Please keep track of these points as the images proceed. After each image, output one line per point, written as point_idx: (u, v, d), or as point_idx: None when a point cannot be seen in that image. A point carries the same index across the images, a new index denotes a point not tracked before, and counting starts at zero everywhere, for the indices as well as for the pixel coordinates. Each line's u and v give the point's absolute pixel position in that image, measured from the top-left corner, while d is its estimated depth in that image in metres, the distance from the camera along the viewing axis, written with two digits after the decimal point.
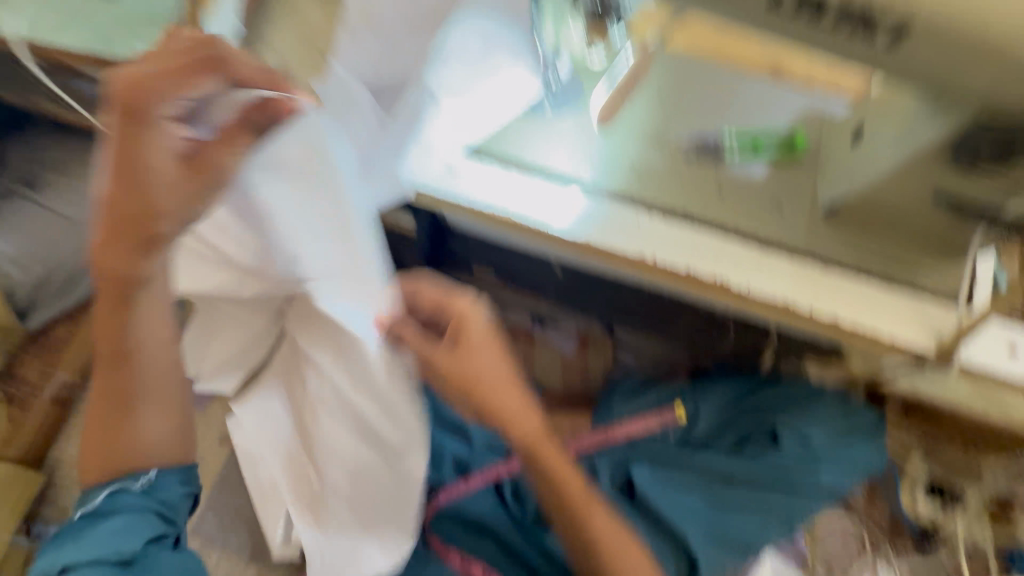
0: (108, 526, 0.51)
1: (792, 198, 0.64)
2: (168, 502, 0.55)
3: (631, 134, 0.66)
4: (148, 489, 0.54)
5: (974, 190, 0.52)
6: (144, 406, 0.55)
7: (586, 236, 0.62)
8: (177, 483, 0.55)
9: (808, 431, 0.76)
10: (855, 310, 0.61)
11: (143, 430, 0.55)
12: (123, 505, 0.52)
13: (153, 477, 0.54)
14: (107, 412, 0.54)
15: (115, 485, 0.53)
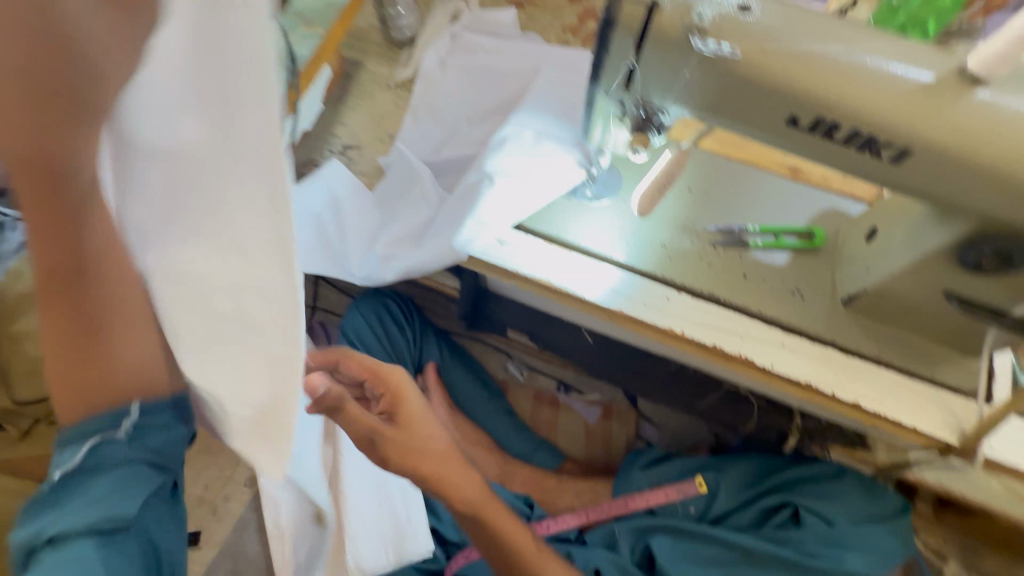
0: (91, 497, 0.37)
1: (813, 286, 0.70)
2: (154, 455, 0.39)
3: (665, 220, 0.73)
4: (134, 437, 0.39)
5: (981, 293, 0.57)
6: (117, 328, 0.37)
7: (620, 308, 0.68)
8: (163, 424, 0.40)
9: (832, 514, 0.76)
10: (876, 395, 0.64)
11: (126, 356, 0.38)
12: (106, 462, 0.38)
13: (135, 420, 0.39)
14: (65, 334, 0.37)
15: (96, 438, 0.38)
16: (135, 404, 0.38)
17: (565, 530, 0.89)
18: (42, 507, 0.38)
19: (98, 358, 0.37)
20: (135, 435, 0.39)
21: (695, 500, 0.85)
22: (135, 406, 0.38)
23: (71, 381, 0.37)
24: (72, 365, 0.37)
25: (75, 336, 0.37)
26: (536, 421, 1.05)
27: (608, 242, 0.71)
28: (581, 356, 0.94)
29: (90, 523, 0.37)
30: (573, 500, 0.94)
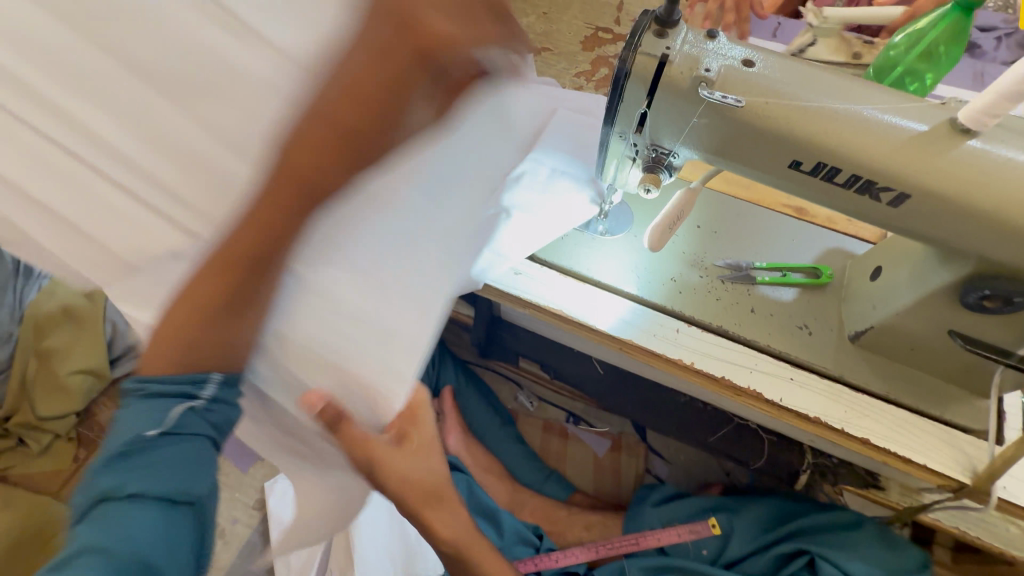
0: (175, 446, 0.55)
1: (820, 322, 0.72)
2: (213, 424, 0.58)
3: (674, 255, 0.76)
4: (205, 408, 0.58)
5: (983, 330, 0.60)
6: (250, 317, 0.62)
7: (631, 338, 0.70)
8: (228, 399, 0.60)
9: (851, 566, 0.75)
10: (888, 433, 0.64)
11: (251, 337, 0.62)
12: (187, 422, 0.56)
13: (213, 394, 0.58)
14: (216, 317, 0.60)
15: (185, 403, 0.56)
16: (216, 375, 0.59)
17: (573, 564, 0.88)
18: (131, 451, 0.53)
19: (230, 336, 0.60)
20: (206, 405, 0.58)
21: (708, 543, 0.85)
22: (214, 374, 0.58)
23: (198, 330, 0.59)
24: (222, 322, 0.60)
25: (229, 312, 0.60)
26: (546, 451, 1.05)
27: (618, 274, 0.74)
28: (590, 387, 0.95)
29: (168, 468, 0.54)
30: (582, 532, 0.93)
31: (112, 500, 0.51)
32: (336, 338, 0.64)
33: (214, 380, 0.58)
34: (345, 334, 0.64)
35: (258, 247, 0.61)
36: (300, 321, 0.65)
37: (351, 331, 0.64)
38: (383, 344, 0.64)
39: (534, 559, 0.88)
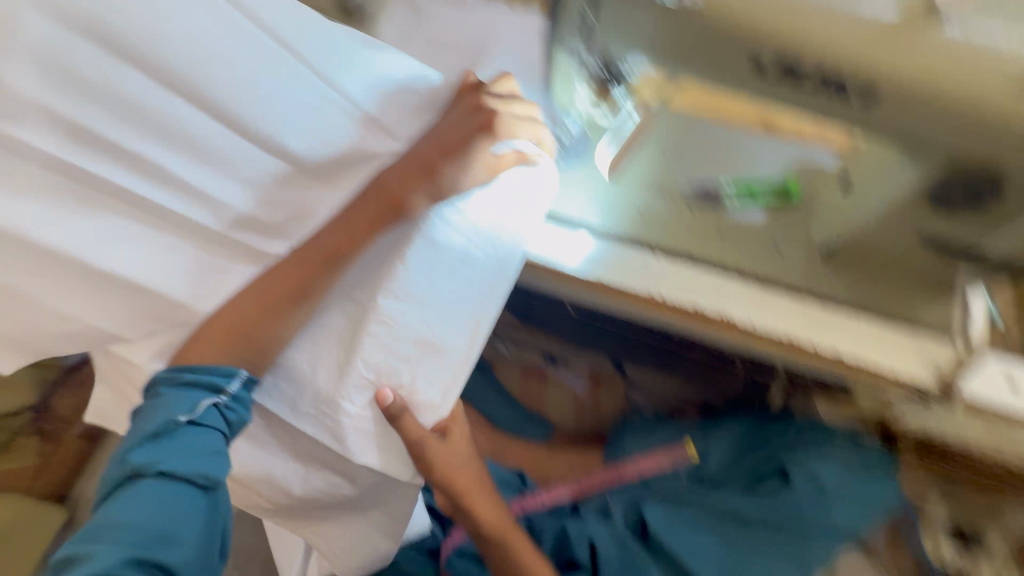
0: (197, 434, 0.57)
1: (789, 240, 0.69)
2: (232, 421, 0.60)
3: (638, 183, 0.72)
4: (231, 404, 0.60)
5: (960, 231, 0.56)
6: (296, 311, 0.61)
7: (596, 276, 0.67)
8: (247, 404, 0.62)
9: (826, 477, 0.77)
10: (857, 344, 0.64)
11: (286, 329, 0.62)
12: (209, 416, 0.58)
13: (238, 392, 0.61)
14: (287, 306, 0.61)
15: (210, 397, 0.59)
16: (242, 372, 0.61)
17: (559, 501, 0.90)
18: (162, 434, 0.55)
19: (275, 328, 0.61)
20: (228, 402, 0.60)
21: (688, 469, 0.88)
22: (241, 371, 0.61)
23: (227, 332, 0.60)
24: (267, 322, 0.61)
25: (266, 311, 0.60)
26: (527, 395, 1.06)
27: (581, 209, 0.70)
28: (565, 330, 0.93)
29: (192, 454, 0.56)
30: (565, 473, 0.96)
31: (144, 477, 0.54)
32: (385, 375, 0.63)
33: (241, 376, 0.61)
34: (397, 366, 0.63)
35: (343, 252, 0.61)
36: (353, 367, 0.62)
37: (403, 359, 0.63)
38: (434, 371, 0.65)
39: (518, 500, 0.88)
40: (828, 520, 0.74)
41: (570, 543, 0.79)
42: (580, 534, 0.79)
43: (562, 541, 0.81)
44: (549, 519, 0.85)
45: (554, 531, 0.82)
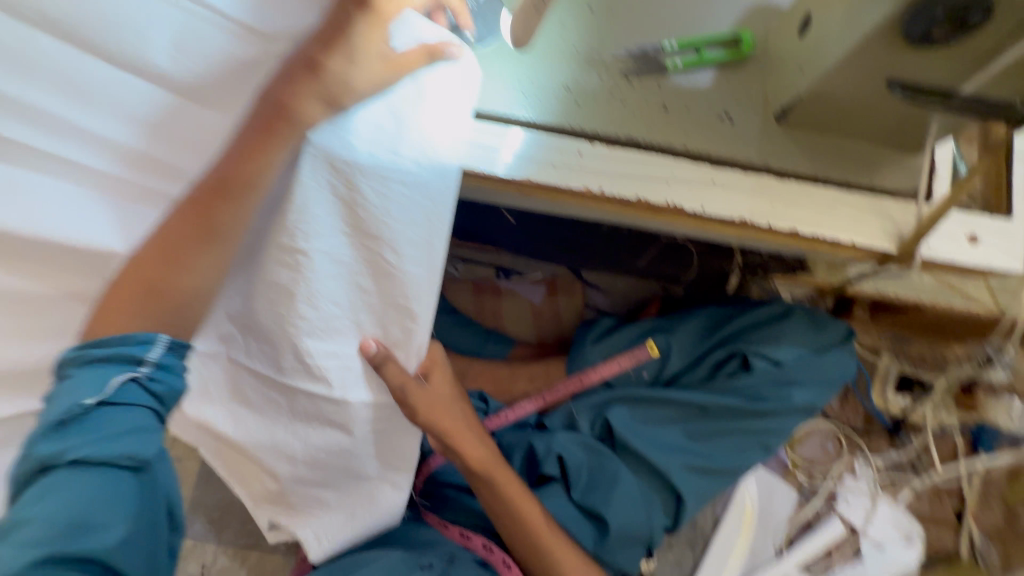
0: (116, 417, 0.46)
1: (742, 105, 0.60)
2: (160, 396, 0.49)
3: (566, 57, 0.60)
4: (152, 375, 0.49)
5: (933, 70, 0.47)
6: (196, 259, 0.51)
7: (526, 177, 0.58)
8: (179, 369, 0.51)
9: (779, 356, 0.81)
10: (815, 218, 0.59)
11: (194, 277, 0.52)
12: (127, 394, 0.47)
13: (160, 357, 0.50)
14: (187, 253, 0.51)
15: (126, 373, 0.48)
16: (164, 338, 0.50)
17: (525, 416, 0.89)
18: (68, 421, 0.45)
19: (175, 283, 0.51)
20: (152, 375, 0.49)
21: (648, 366, 0.87)
22: (163, 338, 0.50)
23: (140, 285, 0.51)
24: (172, 270, 0.51)
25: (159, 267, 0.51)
26: (481, 312, 1.00)
27: (500, 96, 0.59)
28: (504, 237, 0.83)
29: (112, 441, 0.46)
30: (528, 385, 0.94)
31: (55, 469, 0.44)
32: (356, 309, 0.59)
33: (161, 344, 0.50)
34: (365, 299, 0.59)
35: (241, 181, 0.50)
36: (311, 311, 0.57)
37: (368, 293, 0.58)
38: (405, 303, 0.59)
39: (487, 421, 0.88)
40: (780, 393, 0.80)
41: (539, 461, 0.81)
42: (549, 450, 0.81)
43: (533, 457, 0.83)
44: (517, 435, 0.87)
45: (523, 448, 0.83)
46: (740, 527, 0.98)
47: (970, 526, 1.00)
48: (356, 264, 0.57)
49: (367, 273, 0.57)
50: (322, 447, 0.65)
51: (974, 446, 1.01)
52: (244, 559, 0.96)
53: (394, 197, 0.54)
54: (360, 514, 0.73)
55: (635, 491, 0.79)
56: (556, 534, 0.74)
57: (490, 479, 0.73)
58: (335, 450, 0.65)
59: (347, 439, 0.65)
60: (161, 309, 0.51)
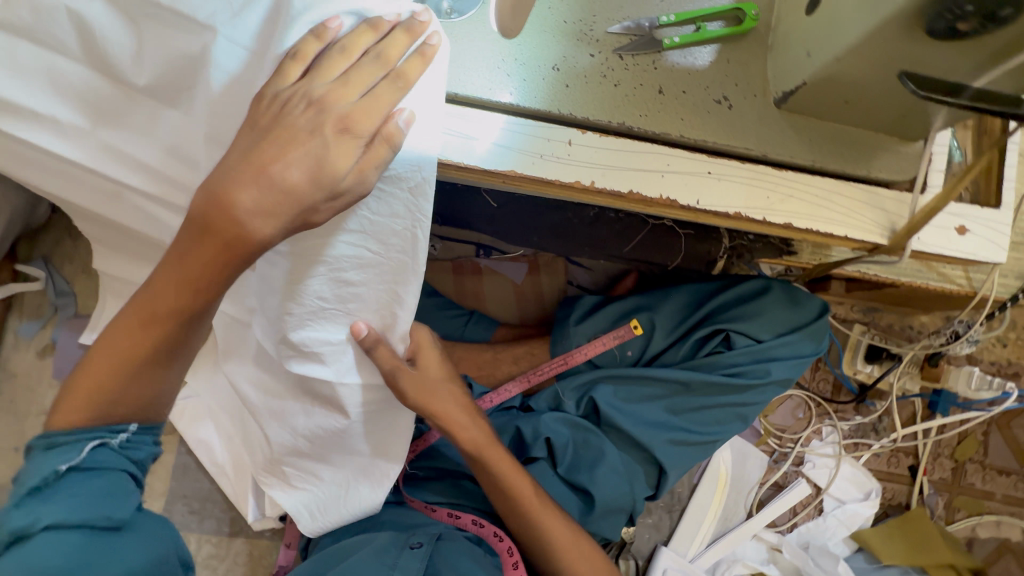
0: (91, 481, 0.49)
1: (741, 88, 0.56)
2: (136, 460, 0.53)
3: (555, 33, 0.55)
4: (124, 445, 0.52)
5: (940, 67, 0.45)
6: (167, 368, 0.54)
7: (512, 169, 0.54)
8: (150, 441, 0.55)
9: (759, 332, 0.81)
10: (811, 208, 0.57)
11: (165, 382, 0.54)
12: (100, 458, 0.50)
13: (131, 433, 0.53)
14: (150, 365, 0.52)
15: (96, 439, 0.50)
16: (133, 424, 0.53)
17: (510, 399, 0.88)
18: (42, 489, 0.47)
19: (149, 389, 0.53)
20: (123, 443, 0.52)
21: (633, 344, 0.86)
22: (131, 424, 0.53)
23: (91, 396, 0.51)
24: (127, 386, 0.52)
25: (125, 379, 0.52)
26: (462, 293, 0.97)
27: (484, 80, 0.54)
28: (485, 228, 0.79)
29: (89, 502, 0.48)
30: (512, 367, 0.92)
31: (30, 537, 0.45)
32: (344, 301, 0.58)
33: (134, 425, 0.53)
34: (353, 291, 0.58)
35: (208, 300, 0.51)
36: (305, 308, 0.57)
37: (355, 285, 0.58)
38: (397, 290, 0.59)
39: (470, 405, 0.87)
40: (760, 368, 0.81)
41: (527, 444, 0.81)
42: (536, 433, 0.81)
43: (519, 440, 0.83)
44: (502, 418, 0.86)
45: (510, 431, 0.83)
46: (715, 489, 1.03)
47: (921, 482, 1.07)
48: (341, 260, 0.56)
49: (352, 267, 0.56)
50: (320, 425, 0.68)
51: (931, 409, 1.06)
52: (228, 544, 0.96)
53: (375, 201, 0.54)
54: (349, 494, 0.75)
55: (621, 466, 0.81)
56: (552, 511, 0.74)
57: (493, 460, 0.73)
58: (332, 431, 0.68)
59: (344, 422, 0.67)
60: (125, 413, 0.52)
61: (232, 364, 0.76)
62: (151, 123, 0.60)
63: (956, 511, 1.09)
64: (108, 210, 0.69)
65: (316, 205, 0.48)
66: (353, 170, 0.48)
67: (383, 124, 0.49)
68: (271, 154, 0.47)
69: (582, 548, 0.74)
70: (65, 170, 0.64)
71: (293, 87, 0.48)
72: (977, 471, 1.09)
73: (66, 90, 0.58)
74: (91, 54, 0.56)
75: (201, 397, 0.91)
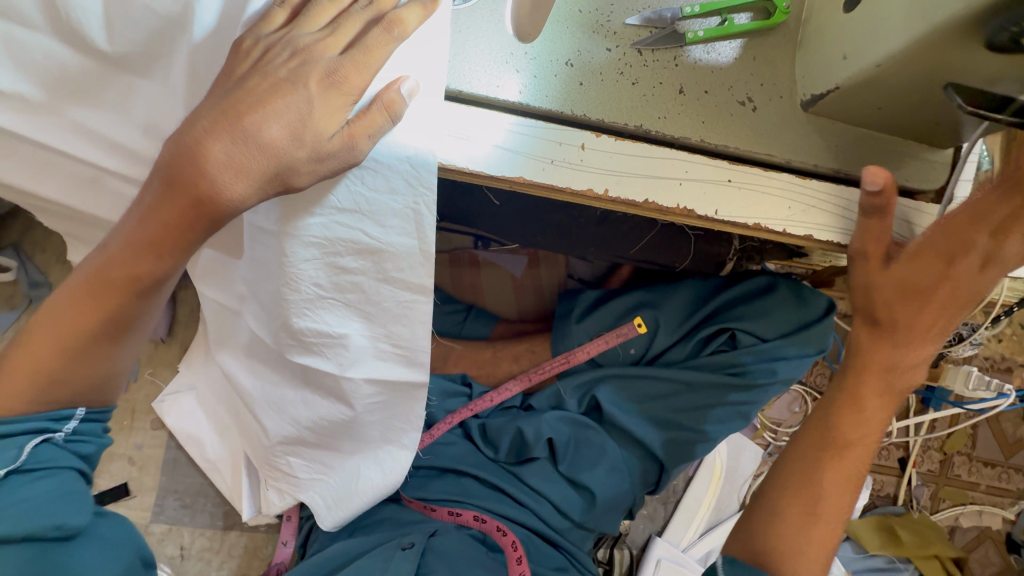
0: (37, 483, 0.48)
1: (767, 88, 0.53)
2: (84, 455, 0.53)
3: (570, 24, 0.51)
4: (70, 438, 0.52)
5: (986, 67, 0.41)
6: (118, 346, 0.52)
7: (522, 177, 0.50)
8: (97, 432, 0.55)
9: (765, 332, 0.79)
10: (834, 220, 0.54)
11: (115, 361, 0.53)
12: (45, 456, 0.50)
13: (78, 424, 0.53)
14: (96, 345, 0.51)
15: (40, 437, 0.50)
16: (80, 411, 0.53)
17: (510, 398, 0.87)
18: None
19: (98, 366, 0.52)
20: (68, 437, 0.52)
21: (636, 343, 0.83)
22: (79, 409, 0.53)
23: (32, 377, 0.50)
24: (73, 363, 0.50)
25: (68, 358, 0.50)
26: (459, 287, 0.95)
27: (491, 75, 0.50)
28: (487, 223, 0.76)
29: (36, 504, 0.47)
30: (513, 365, 0.90)
31: None
32: (342, 290, 0.56)
33: (79, 415, 0.53)
34: (352, 279, 0.55)
35: (155, 274, 0.49)
36: (299, 296, 0.55)
37: (353, 272, 0.54)
38: (399, 277, 0.54)
39: (469, 405, 0.87)
40: (761, 371, 0.78)
41: (528, 445, 0.80)
42: (538, 435, 0.80)
43: (520, 440, 0.81)
44: (502, 418, 0.84)
45: (511, 433, 0.81)
46: (709, 482, 1.04)
47: (910, 473, 1.09)
48: (336, 245, 0.53)
49: (348, 253, 0.53)
50: (325, 415, 0.66)
51: (924, 403, 1.07)
52: (223, 538, 0.95)
53: (374, 182, 0.50)
54: (361, 478, 0.72)
55: (622, 465, 0.81)
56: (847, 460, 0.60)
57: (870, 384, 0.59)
58: (340, 419, 0.66)
59: (351, 412, 0.65)
60: (70, 399, 0.52)
61: (225, 361, 0.73)
62: (127, 100, 0.54)
63: (941, 501, 1.11)
64: (79, 201, 0.64)
65: (297, 163, 0.45)
66: (341, 132, 0.45)
67: (383, 90, 0.45)
68: (250, 117, 0.44)
69: (826, 527, 0.58)
70: (37, 152, 0.59)
71: (277, 33, 0.46)
72: (964, 463, 1.11)
73: (31, 64, 0.52)
74: (57, 26, 0.50)
75: (191, 391, 0.89)
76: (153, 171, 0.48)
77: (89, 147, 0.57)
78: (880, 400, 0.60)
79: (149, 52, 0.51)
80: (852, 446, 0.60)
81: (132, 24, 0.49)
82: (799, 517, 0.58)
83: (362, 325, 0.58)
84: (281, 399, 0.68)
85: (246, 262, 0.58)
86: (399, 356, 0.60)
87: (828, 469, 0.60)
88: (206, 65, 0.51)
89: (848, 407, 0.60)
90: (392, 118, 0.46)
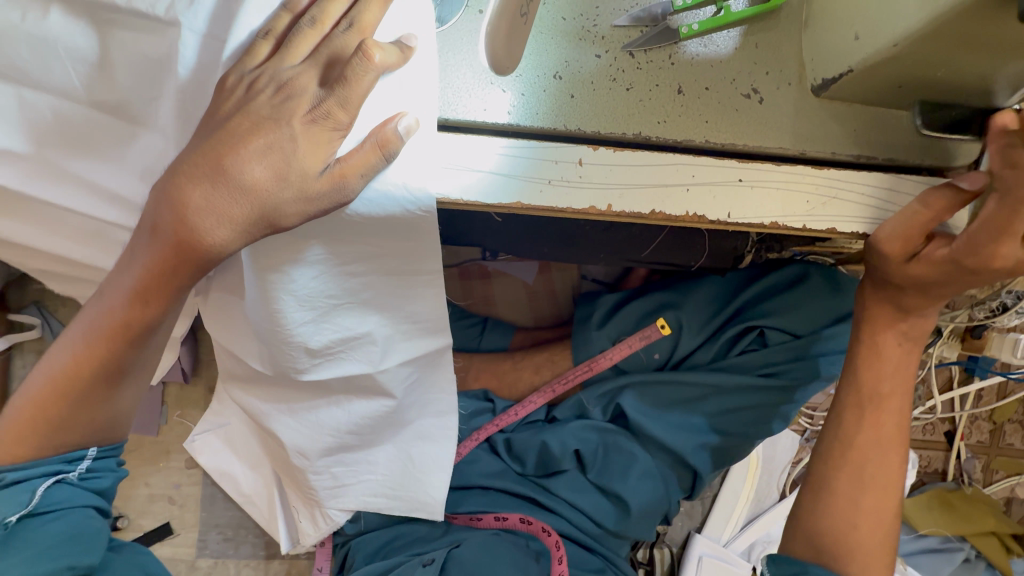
0: (50, 525, 0.50)
1: (773, 76, 0.49)
2: (100, 489, 0.55)
3: (554, 35, 0.48)
4: (85, 475, 0.53)
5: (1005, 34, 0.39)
6: (122, 389, 0.53)
7: (518, 201, 0.48)
8: (112, 464, 0.56)
9: (796, 327, 0.77)
10: (860, 211, 0.50)
11: (119, 404, 0.53)
12: (60, 496, 0.51)
13: (90, 461, 0.53)
14: (91, 391, 0.50)
15: (53, 478, 0.51)
16: (92, 450, 0.53)
17: (534, 412, 0.84)
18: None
19: (101, 408, 0.52)
20: (82, 475, 0.53)
21: (660, 347, 0.79)
22: (91, 449, 0.53)
23: (34, 424, 0.50)
24: (74, 409, 0.51)
25: (69, 403, 0.50)
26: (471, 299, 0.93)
27: (476, 96, 0.48)
28: (490, 241, 0.74)
29: (50, 546, 0.49)
30: (534, 376, 0.87)
31: None
32: (354, 291, 0.54)
33: (91, 453, 0.53)
34: (362, 280, 0.53)
35: (145, 319, 0.48)
36: (303, 330, 0.53)
37: (363, 275, 0.53)
38: (413, 271, 0.53)
39: (494, 420, 0.84)
40: (795, 362, 0.76)
41: (557, 458, 0.78)
42: (565, 448, 0.78)
43: (549, 453, 0.79)
44: (526, 434, 0.82)
45: (536, 448, 0.80)
46: (746, 473, 1.02)
47: (959, 447, 1.04)
48: (343, 253, 0.51)
49: (356, 258, 0.52)
50: (364, 414, 0.64)
51: (968, 371, 1.02)
52: (266, 567, 0.97)
53: (383, 199, 0.47)
54: (412, 457, 0.70)
55: (654, 471, 0.78)
56: (884, 424, 0.60)
57: (875, 338, 0.59)
58: (381, 414, 0.65)
59: (393, 402, 0.64)
60: (81, 442, 0.53)
61: (236, 396, 0.71)
62: (123, 149, 0.52)
63: (994, 472, 1.06)
64: (88, 254, 0.62)
65: (283, 204, 0.44)
66: (330, 171, 0.44)
67: (381, 128, 0.43)
68: (230, 159, 0.42)
69: (875, 492, 0.59)
70: (43, 211, 0.58)
71: (261, 67, 0.43)
72: (1016, 431, 1.05)
73: (27, 119, 0.50)
74: (42, 94, 0.49)
75: (217, 430, 0.89)
76: (140, 221, 0.47)
77: (89, 199, 0.55)
78: (901, 348, 0.59)
79: (136, 97, 0.48)
80: (887, 400, 0.60)
81: (119, 71, 0.47)
82: (849, 490, 0.59)
83: (380, 318, 0.57)
84: (303, 408, 0.65)
85: (247, 305, 0.55)
86: (424, 328, 0.59)
87: (869, 419, 0.60)
88: (193, 103, 0.48)
89: (873, 364, 0.59)
90: (385, 156, 0.44)
